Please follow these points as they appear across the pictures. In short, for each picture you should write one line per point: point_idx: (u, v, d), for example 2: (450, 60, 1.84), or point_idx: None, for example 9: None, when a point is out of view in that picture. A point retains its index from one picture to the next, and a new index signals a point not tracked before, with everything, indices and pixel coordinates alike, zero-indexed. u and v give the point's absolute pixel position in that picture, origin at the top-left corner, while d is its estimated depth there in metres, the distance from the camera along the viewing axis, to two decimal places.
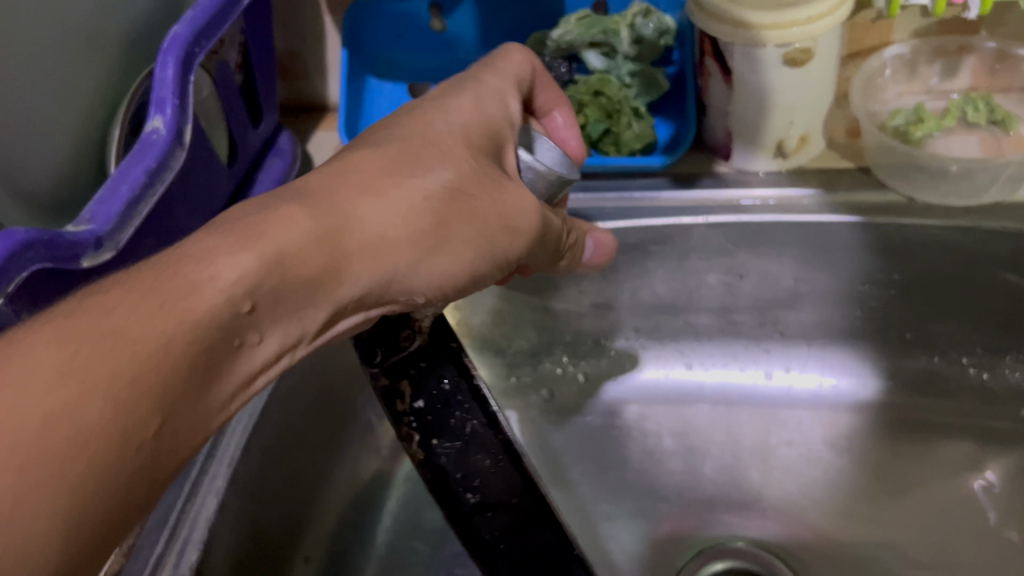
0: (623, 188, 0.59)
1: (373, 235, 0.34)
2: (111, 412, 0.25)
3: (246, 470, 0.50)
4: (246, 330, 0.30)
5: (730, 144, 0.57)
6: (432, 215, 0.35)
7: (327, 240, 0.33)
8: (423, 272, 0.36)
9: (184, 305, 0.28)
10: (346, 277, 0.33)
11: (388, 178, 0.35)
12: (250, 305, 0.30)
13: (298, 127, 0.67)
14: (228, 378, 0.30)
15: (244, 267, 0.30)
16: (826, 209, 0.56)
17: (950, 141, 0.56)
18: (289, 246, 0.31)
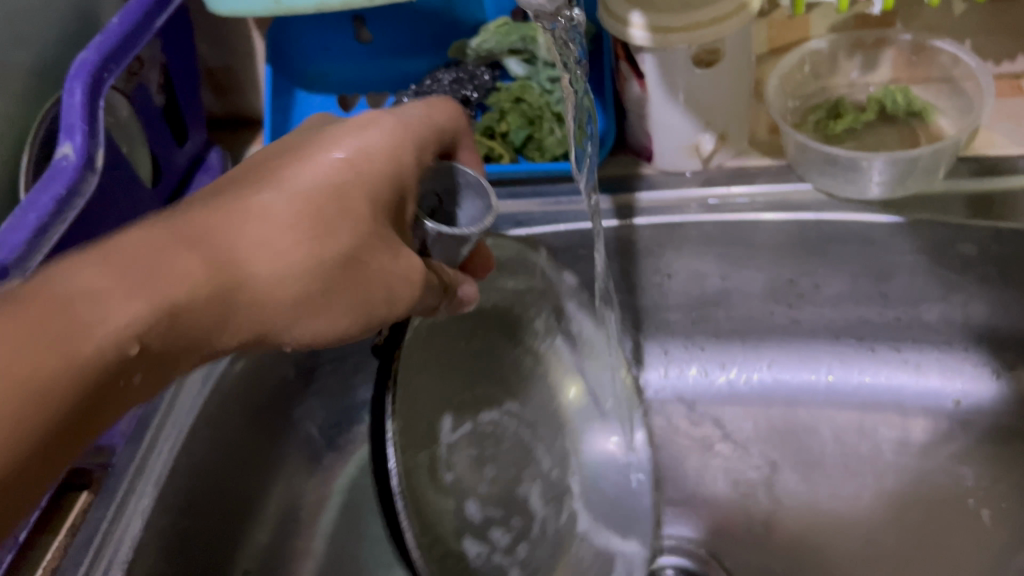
0: (550, 192, 0.60)
1: (261, 288, 0.34)
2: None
3: (174, 490, 0.51)
4: (132, 371, 0.31)
5: (652, 145, 0.58)
6: (320, 279, 0.36)
7: (212, 296, 0.33)
8: (296, 330, 0.36)
9: (67, 355, 0.29)
10: (229, 331, 0.34)
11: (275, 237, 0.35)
12: (137, 345, 0.31)
13: (233, 141, 0.67)
14: (102, 418, 0.31)
15: (131, 317, 0.30)
16: (746, 206, 0.57)
17: (869, 135, 0.57)
18: (177, 298, 0.32)
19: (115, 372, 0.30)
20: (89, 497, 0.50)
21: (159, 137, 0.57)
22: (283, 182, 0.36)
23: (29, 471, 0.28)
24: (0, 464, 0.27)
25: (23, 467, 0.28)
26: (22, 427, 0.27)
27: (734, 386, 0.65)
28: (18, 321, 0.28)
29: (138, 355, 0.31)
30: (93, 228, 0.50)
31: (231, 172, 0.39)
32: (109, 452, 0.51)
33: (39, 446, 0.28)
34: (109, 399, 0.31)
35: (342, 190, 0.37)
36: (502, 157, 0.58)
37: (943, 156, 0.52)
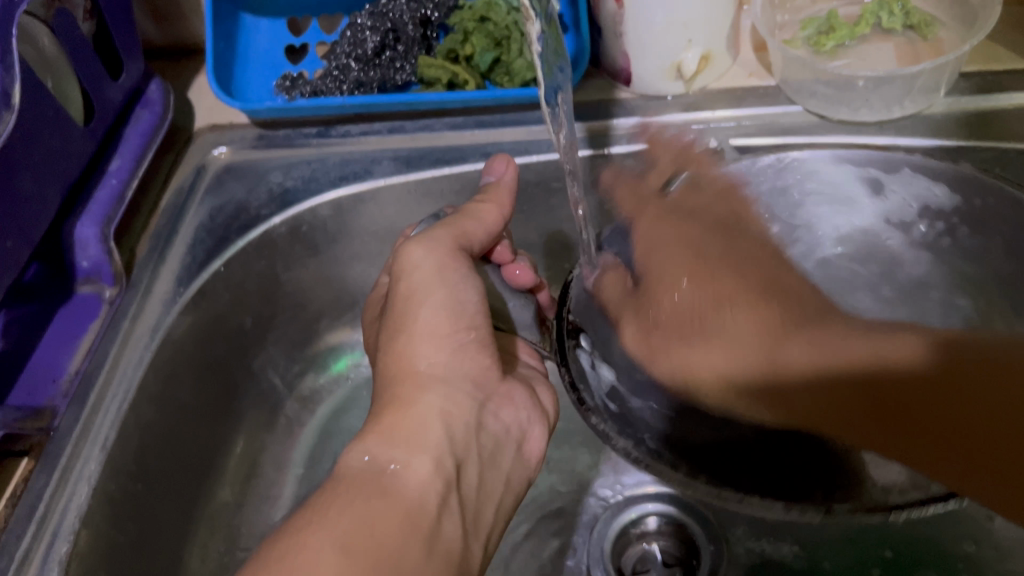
0: (519, 120, 0.56)
1: (419, 369, 0.41)
2: (344, 549, 0.32)
3: (122, 453, 0.48)
4: (388, 463, 0.37)
5: (629, 67, 0.53)
6: (412, 330, 0.42)
7: (389, 419, 0.39)
8: (445, 355, 0.42)
9: (362, 487, 0.35)
10: (420, 402, 0.40)
11: (390, 368, 0.41)
12: (388, 464, 0.37)
13: (177, 74, 0.62)
14: (405, 490, 0.36)
15: (371, 453, 0.37)
16: (733, 131, 0.53)
17: (863, 49, 0.52)
18: (389, 427, 0.38)
19: (377, 474, 0.36)
20: (29, 463, 0.47)
21: (90, 68, 0.51)
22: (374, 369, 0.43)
23: (386, 537, 0.33)
24: (357, 545, 0.32)
25: (387, 538, 0.33)
26: (371, 522, 0.33)
27: None
28: (314, 508, 0.34)
29: (388, 462, 0.37)
30: (16, 171, 0.45)
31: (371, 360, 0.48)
32: (49, 414, 0.47)
33: (403, 540, 0.34)
34: (398, 479, 0.36)
35: (379, 331, 0.46)
36: (468, 83, 0.54)
37: (942, 73, 0.49)
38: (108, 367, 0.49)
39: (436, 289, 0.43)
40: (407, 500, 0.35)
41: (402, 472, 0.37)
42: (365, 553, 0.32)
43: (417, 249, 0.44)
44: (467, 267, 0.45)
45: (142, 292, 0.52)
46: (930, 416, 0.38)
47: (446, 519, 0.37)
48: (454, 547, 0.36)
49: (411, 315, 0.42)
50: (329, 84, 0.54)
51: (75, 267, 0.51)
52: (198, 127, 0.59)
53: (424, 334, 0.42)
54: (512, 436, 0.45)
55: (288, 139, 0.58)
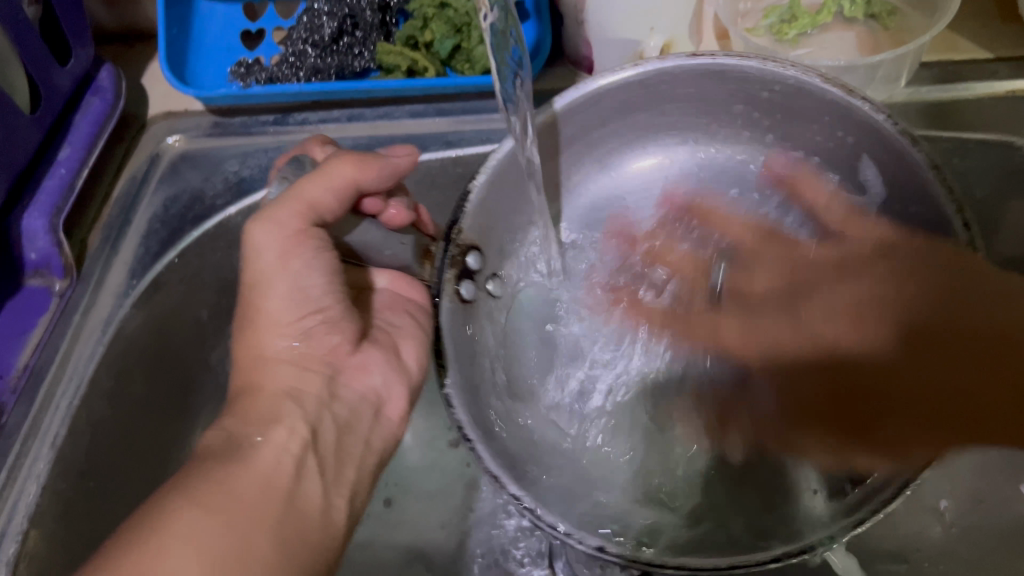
0: (480, 108, 0.55)
1: (273, 352, 0.40)
2: (206, 522, 0.31)
3: (72, 450, 0.47)
4: (252, 433, 0.37)
5: (592, 55, 0.52)
6: (267, 316, 0.40)
7: (243, 406, 0.39)
8: (278, 344, 0.40)
9: (212, 461, 0.35)
10: (279, 382, 0.40)
11: (243, 355, 0.41)
12: (250, 437, 0.37)
13: (131, 60, 0.60)
14: (260, 460, 0.36)
15: (220, 438, 0.37)
16: None
17: (826, 38, 0.52)
18: (240, 412, 0.39)
19: (238, 445, 0.36)
20: None
21: (36, 55, 0.50)
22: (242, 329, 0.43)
23: (248, 504, 0.33)
24: (219, 513, 0.32)
25: (248, 508, 0.33)
26: (228, 491, 0.33)
27: None
28: (177, 474, 0.34)
29: (253, 435, 0.37)
30: None
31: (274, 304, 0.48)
32: None
33: (265, 516, 0.33)
34: (244, 450, 0.36)
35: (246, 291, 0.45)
36: (427, 70, 0.53)
37: (904, 63, 0.49)
38: (57, 364, 0.48)
39: (283, 273, 0.39)
40: (264, 464, 0.35)
41: (261, 446, 0.36)
42: (224, 522, 0.32)
43: (261, 231, 0.39)
44: (320, 243, 0.40)
45: (94, 286, 0.51)
46: (869, 405, 0.39)
47: (304, 481, 0.36)
48: (316, 508, 0.36)
49: (262, 295, 0.40)
50: (284, 72, 0.53)
51: (23, 260, 0.49)
52: (152, 115, 0.58)
53: (276, 322, 0.40)
54: (370, 402, 0.43)
55: (245, 126, 0.56)
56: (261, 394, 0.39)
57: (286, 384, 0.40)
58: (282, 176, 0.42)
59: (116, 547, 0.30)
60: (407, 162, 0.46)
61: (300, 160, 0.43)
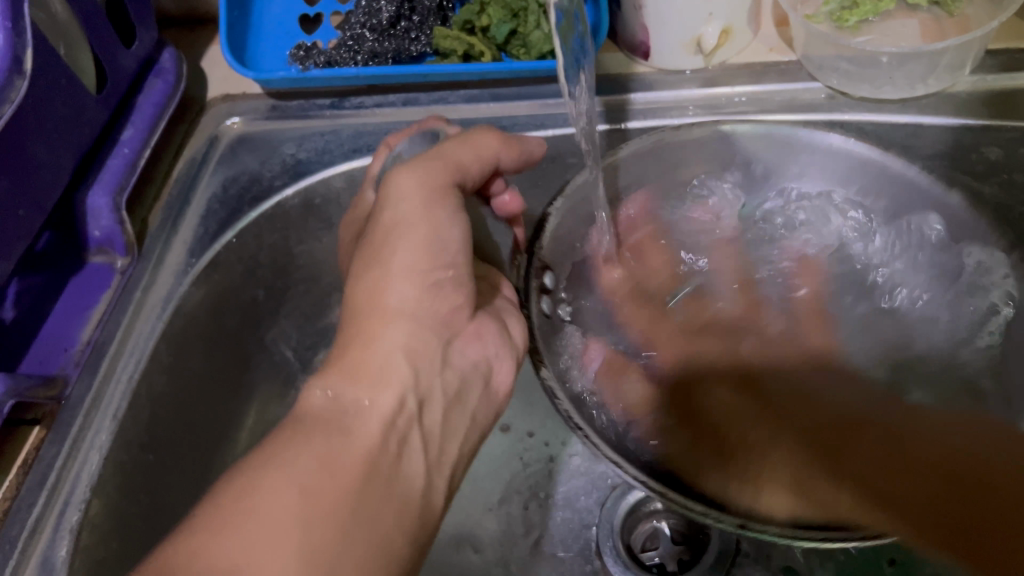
0: (535, 94, 0.56)
1: (394, 303, 0.39)
2: (301, 496, 0.31)
3: (134, 424, 0.48)
4: (359, 396, 0.37)
5: (648, 41, 0.52)
6: (403, 261, 0.39)
7: (357, 342, 0.38)
8: (393, 293, 0.39)
9: (299, 424, 0.35)
10: (388, 338, 0.38)
11: (359, 296, 0.39)
12: (365, 400, 0.37)
13: (192, 44, 0.61)
14: (362, 429, 0.36)
15: (321, 407, 0.36)
16: (754, 107, 0.53)
17: (888, 26, 0.51)
18: (352, 386, 0.37)
19: (342, 411, 0.36)
20: (40, 432, 0.46)
21: (103, 35, 0.51)
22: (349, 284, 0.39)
23: (341, 480, 0.33)
24: (307, 485, 0.32)
25: (347, 486, 0.33)
26: (329, 469, 0.33)
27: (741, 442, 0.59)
28: (298, 445, 0.34)
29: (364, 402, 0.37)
30: (28, 137, 0.45)
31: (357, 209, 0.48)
32: (62, 382, 0.47)
33: (357, 498, 0.33)
34: (326, 412, 0.36)
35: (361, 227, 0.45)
36: (484, 55, 0.53)
37: (968, 50, 0.48)
38: (120, 337, 0.49)
39: (415, 237, 0.39)
40: (366, 439, 0.35)
41: (366, 411, 0.36)
42: (320, 505, 0.31)
43: (408, 175, 0.40)
44: (456, 206, 0.41)
45: (154, 263, 0.52)
46: (858, 451, 0.47)
47: (407, 457, 0.37)
48: (416, 487, 0.36)
49: (390, 249, 0.39)
50: (343, 55, 0.54)
51: (87, 236, 0.51)
52: (212, 98, 0.59)
53: (406, 266, 0.39)
54: (480, 370, 0.43)
55: (302, 110, 0.57)
56: (371, 353, 0.38)
57: (407, 344, 0.38)
58: (412, 142, 0.46)
59: (213, 518, 0.30)
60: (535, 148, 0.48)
61: (431, 133, 0.47)
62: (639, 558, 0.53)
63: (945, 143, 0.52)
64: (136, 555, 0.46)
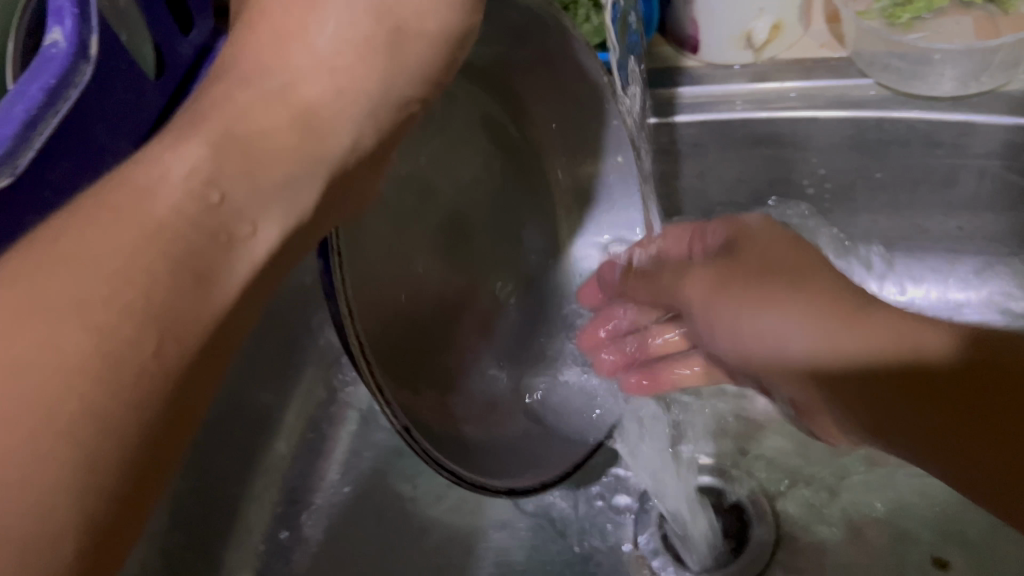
0: None
1: (308, 72, 0.32)
2: (97, 339, 0.23)
3: None
4: (213, 188, 0.29)
5: (698, 35, 0.52)
6: (347, 34, 0.32)
7: (272, 100, 0.31)
8: (314, 45, 0.32)
9: (133, 182, 0.27)
10: (282, 129, 0.31)
11: (261, 48, 0.32)
12: (217, 194, 0.28)
13: None
14: (251, 242, 0.29)
15: (191, 159, 0.28)
16: (803, 104, 0.52)
17: (941, 23, 0.51)
18: (236, 156, 0.29)
19: (204, 206, 0.28)
20: None
21: (163, 24, 0.52)
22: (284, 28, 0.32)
23: (135, 368, 0.24)
24: (99, 304, 0.24)
25: (143, 390, 0.24)
26: (154, 283, 0.25)
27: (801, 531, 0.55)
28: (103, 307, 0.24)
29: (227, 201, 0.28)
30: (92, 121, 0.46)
31: None
32: None
33: (151, 423, 0.24)
34: (163, 182, 0.27)
35: None
36: None
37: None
38: None
39: None
40: (230, 284, 0.28)
41: (251, 236, 0.29)
42: (58, 367, 0.22)
43: None
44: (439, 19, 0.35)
45: None
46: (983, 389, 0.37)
47: (247, 287, 0.29)
48: (229, 328, 0.28)
49: None
50: None
51: None
52: None
53: (331, 27, 0.32)
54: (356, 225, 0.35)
55: None
56: (242, 110, 0.30)
57: (350, 134, 0.33)
58: None
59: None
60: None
61: None
62: None
63: (1001, 141, 0.51)
64: (186, 530, 0.48)
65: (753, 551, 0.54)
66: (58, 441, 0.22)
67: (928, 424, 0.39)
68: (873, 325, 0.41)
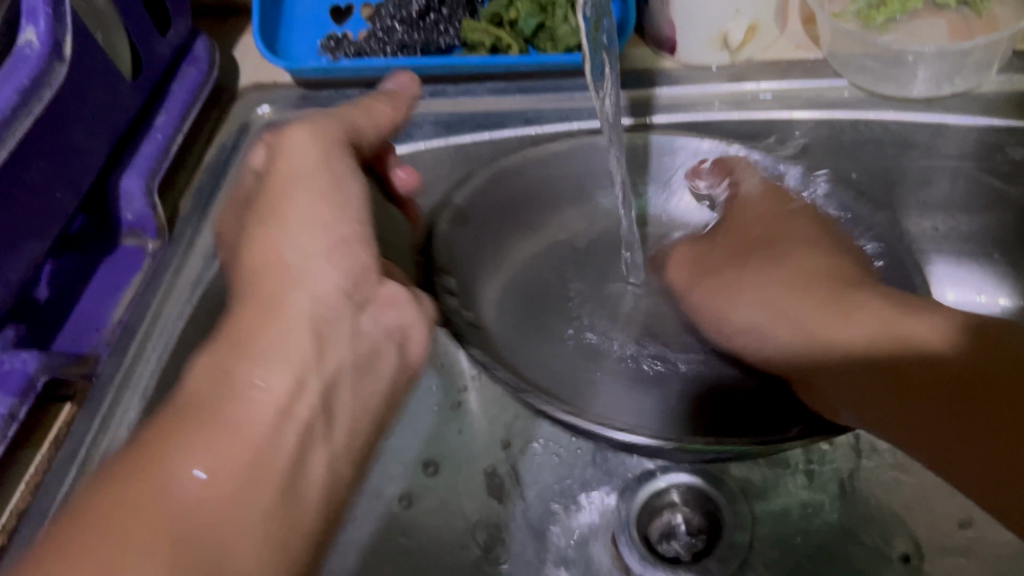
0: (563, 87, 0.56)
1: (286, 257, 0.37)
2: (149, 519, 0.28)
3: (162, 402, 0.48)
4: (253, 376, 0.33)
5: (674, 36, 0.52)
6: (311, 198, 0.38)
7: (261, 312, 0.35)
8: (294, 243, 0.37)
9: (183, 411, 0.32)
10: (280, 352, 0.34)
11: (252, 248, 0.37)
12: (261, 384, 0.33)
13: (225, 33, 0.62)
14: (256, 415, 0.32)
15: (208, 364, 0.33)
16: (778, 104, 0.53)
17: (915, 25, 0.51)
18: (242, 339, 0.34)
19: (238, 390, 0.33)
20: (72, 408, 0.47)
21: (138, 23, 0.52)
22: (257, 261, 0.37)
23: (226, 487, 0.30)
24: (162, 528, 0.28)
25: (237, 482, 0.31)
26: (214, 450, 0.31)
27: (776, 530, 0.55)
28: (155, 514, 0.28)
29: (249, 391, 0.33)
30: (68, 122, 0.46)
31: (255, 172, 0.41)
32: (93, 360, 0.48)
33: (259, 541, 0.30)
34: (229, 402, 0.32)
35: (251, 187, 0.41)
36: (511, 47, 0.54)
37: (997, 49, 0.48)
38: (149, 321, 0.50)
39: (306, 205, 0.38)
40: (263, 428, 0.32)
41: (259, 395, 0.33)
42: (152, 538, 0.28)
43: (302, 133, 0.40)
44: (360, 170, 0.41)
45: (184, 247, 0.53)
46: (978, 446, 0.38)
47: (312, 449, 0.34)
48: (312, 502, 0.33)
49: (285, 203, 0.38)
50: (373, 44, 0.55)
51: (120, 219, 0.52)
52: (243, 86, 0.60)
53: (300, 231, 0.37)
54: (394, 338, 0.40)
55: (331, 99, 0.58)
56: (250, 330, 0.35)
57: (327, 282, 0.36)
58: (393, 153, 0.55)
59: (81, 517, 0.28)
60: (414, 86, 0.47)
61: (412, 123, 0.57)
62: (654, 549, 0.54)
63: (973, 143, 0.52)
64: None
65: (727, 551, 0.53)
66: (173, 562, 0.27)
67: (993, 444, 0.37)
68: (919, 403, 0.40)
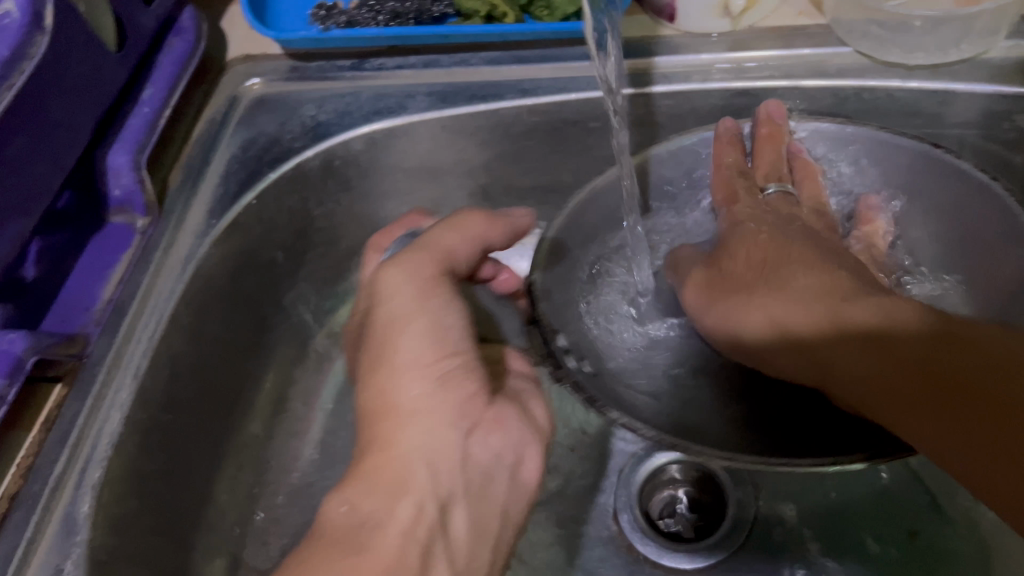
0: (560, 57, 0.55)
1: (406, 403, 0.38)
2: None
3: (153, 383, 0.47)
4: (369, 513, 0.36)
5: (673, 5, 0.51)
6: (416, 361, 0.38)
7: (379, 480, 0.37)
8: (385, 384, 0.38)
9: (347, 547, 0.34)
10: (403, 486, 0.37)
11: (371, 430, 0.38)
12: (377, 514, 0.36)
13: (212, 5, 0.61)
14: (385, 548, 0.35)
15: (359, 507, 0.36)
16: (779, 74, 0.52)
17: None
18: (371, 470, 0.37)
19: (359, 525, 0.35)
20: (62, 390, 0.46)
21: None
22: (389, 400, 0.38)
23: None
24: None
25: None
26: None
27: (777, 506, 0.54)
28: None
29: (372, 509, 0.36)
30: (49, 96, 0.44)
31: (374, 317, 0.40)
32: (82, 341, 0.46)
33: None
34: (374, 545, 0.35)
35: (430, 357, 0.39)
36: (507, 15, 0.52)
37: (1003, 15, 0.48)
38: (139, 300, 0.49)
39: (415, 330, 0.39)
40: (388, 557, 0.34)
41: (385, 529, 0.35)
42: None
43: (396, 271, 0.41)
44: (452, 292, 0.41)
45: (174, 224, 0.52)
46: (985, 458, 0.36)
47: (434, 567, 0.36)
48: None
49: (392, 344, 0.39)
50: (365, 13, 0.53)
51: (107, 196, 0.50)
52: (231, 58, 0.58)
53: (406, 366, 0.38)
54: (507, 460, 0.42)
55: (322, 71, 0.57)
56: (364, 524, 0.35)
57: (417, 396, 0.38)
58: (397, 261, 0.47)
59: None
60: (526, 225, 0.49)
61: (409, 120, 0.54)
62: (655, 526, 0.54)
63: (978, 112, 0.51)
64: (160, 515, 0.47)
65: (728, 526, 0.53)
66: None
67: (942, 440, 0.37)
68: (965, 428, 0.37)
